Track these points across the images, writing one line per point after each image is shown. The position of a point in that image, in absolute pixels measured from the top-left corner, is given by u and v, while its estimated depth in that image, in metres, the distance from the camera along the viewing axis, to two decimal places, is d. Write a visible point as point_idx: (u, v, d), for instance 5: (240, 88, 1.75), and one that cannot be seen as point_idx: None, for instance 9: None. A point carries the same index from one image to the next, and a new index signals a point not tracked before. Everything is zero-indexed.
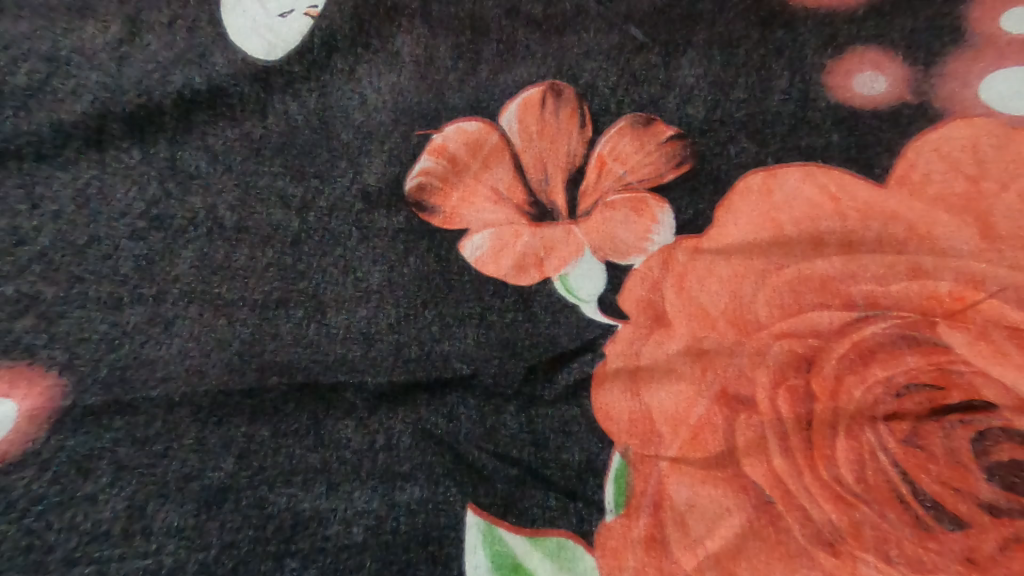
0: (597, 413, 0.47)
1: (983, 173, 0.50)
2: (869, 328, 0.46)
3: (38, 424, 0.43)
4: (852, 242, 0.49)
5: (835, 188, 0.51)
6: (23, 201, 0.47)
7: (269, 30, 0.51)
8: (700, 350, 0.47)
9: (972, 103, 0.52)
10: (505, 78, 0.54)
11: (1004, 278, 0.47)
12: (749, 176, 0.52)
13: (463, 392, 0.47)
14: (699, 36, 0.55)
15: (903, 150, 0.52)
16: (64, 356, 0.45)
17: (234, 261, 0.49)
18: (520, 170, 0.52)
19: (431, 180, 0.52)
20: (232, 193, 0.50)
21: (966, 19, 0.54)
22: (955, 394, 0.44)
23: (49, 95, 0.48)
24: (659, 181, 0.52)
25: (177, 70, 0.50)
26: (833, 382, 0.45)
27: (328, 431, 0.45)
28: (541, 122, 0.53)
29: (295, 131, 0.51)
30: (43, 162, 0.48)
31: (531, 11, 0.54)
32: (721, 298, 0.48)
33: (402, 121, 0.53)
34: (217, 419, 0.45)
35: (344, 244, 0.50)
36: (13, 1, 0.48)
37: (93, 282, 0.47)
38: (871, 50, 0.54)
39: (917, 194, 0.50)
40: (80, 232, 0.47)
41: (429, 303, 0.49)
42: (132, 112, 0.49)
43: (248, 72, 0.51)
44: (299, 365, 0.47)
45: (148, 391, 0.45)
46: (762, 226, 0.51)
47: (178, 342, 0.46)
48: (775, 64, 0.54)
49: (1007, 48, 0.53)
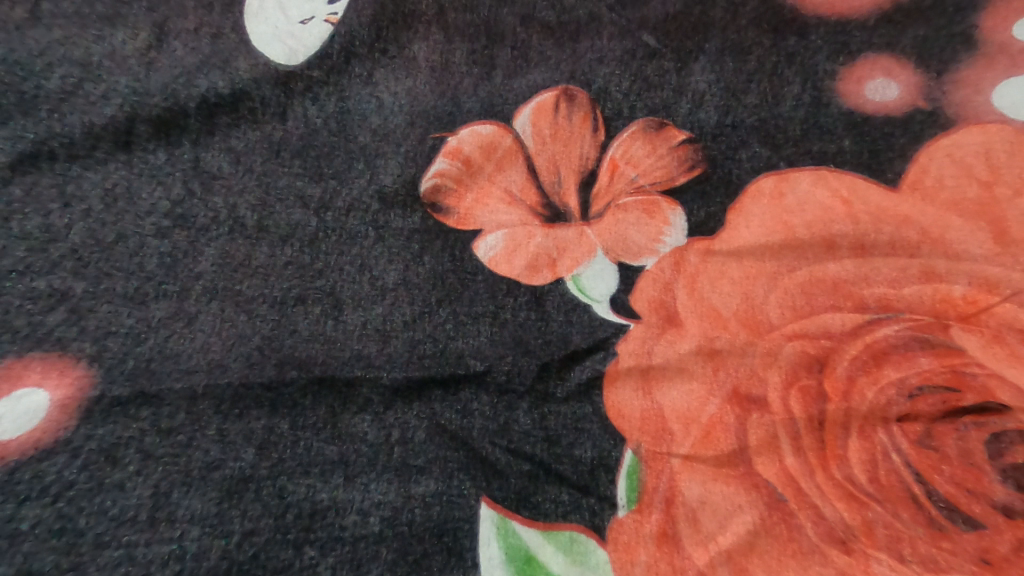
0: (609, 411, 0.47)
1: (995, 178, 0.50)
2: (881, 330, 0.46)
3: (70, 413, 0.44)
4: (864, 245, 0.50)
5: (847, 192, 0.52)
6: (53, 199, 0.48)
7: (290, 36, 0.53)
8: (711, 351, 0.48)
9: (985, 110, 0.53)
10: (519, 83, 0.55)
11: (1018, 282, 0.47)
12: (761, 180, 0.53)
13: (477, 388, 0.48)
14: (712, 43, 0.56)
15: (915, 155, 0.52)
16: (92, 349, 0.46)
17: (254, 259, 0.50)
18: (533, 172, 0.53)
19: (446, 181, 0.53)
20: (253, 193, 0.51)
21: (978, 28, 0.54)
22: (969, 396, 0.44)
23: (81, 98, 0.49)
24: (671, 184, 0.53)
25: (201, 75, 0.51)
26: (846, 383, 0.45)
27: (344, 424, 0.46)
28: (555, 126, 0.54)
29: (314, 133, 0.53)
30: (73, 163, 0.49)
31: (546, 17, 0.55)
32: (733, 300, 0.49)
33: (417, 125, 0.54)
34: (238, 411, 0.45)
35: (361, 243, 0.51)
36: (45, 9, 0.49)
37: (120, 278, 0.48)
38: (882, 58, 0.55)
39: (930, 199, 0.51)
40: (108, 229, 0.48)
41: (444, 301, 0.50)
42: (160, 114, 0.51)
43: (269, 76, 0.52)
44: (316, 360, 0.48)
45: (171, 384, 0.46)
46: (774, 229, 0.51)
47: (200, 337, 0.47)
48: (787, 71, 0.55)
49: (1019, 56, 0.54)
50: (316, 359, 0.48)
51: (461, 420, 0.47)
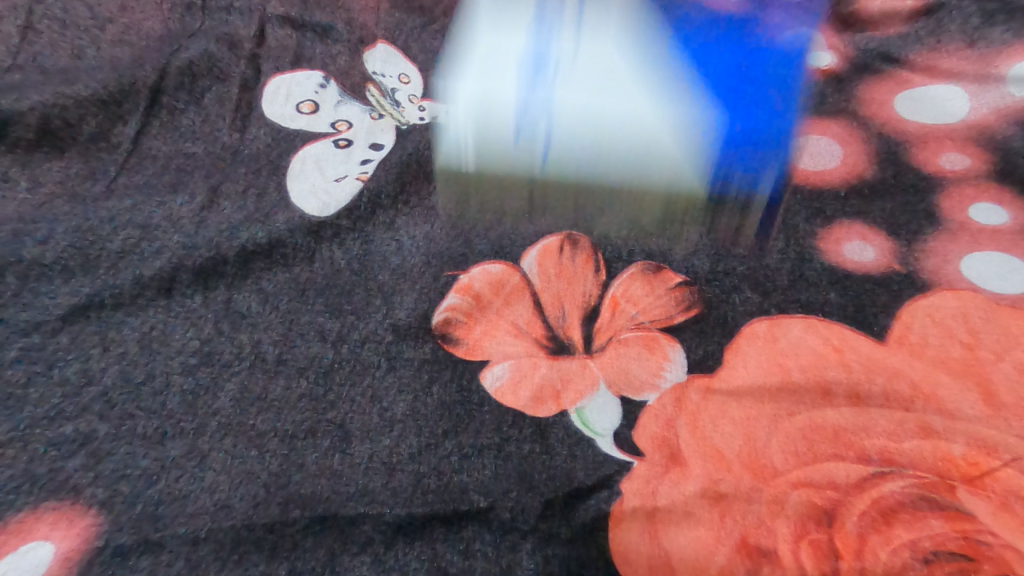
0: (615, 554, 0.45)
1: (978, 341, 0.54)
2: (887, 485, 0.46)
3: (69, 567, 0.42)
4: (859, 394, 0.51)
5: (838, 340, 0.55)
6: (94, 344, 0.52)
7: (324, 192, 0.63)
8: (717, 493, 0.47)
9: (956, 277, 0.58)
10: (526, 229, 0.64)
11: (1015, 447, 0.48)
12: (755, 323, 0.57)
13: (480, 526, 0.46)
14: (701, 201, 0.65)
15: (899, 312, 0.56)
16: (104, 494, 0.45)
17: (272, 392, 0.51)
18: (539, 308, 0.58)
19: (457, 315, 0.57)
20: (276, 330, 0.55)
21: (938, 207, 0.62)
22: (988, 567, 0.42)
23: (137, 256, 0.57)
24: (669, 322, 0.57)
25: (244, 229, 0.60)
26: (857, 540, 0.44)
27: (343, 569, 0.44)
28: (559, 266, 0.61)
29: (338, 274, 0.59)
30: (119, 310, 0.54)
31: (548, 199, 0.66)
32: (735, 442, 0.50)
33: (433, 264, 0.61)
34: (237, 556, 0.43)
35: (372, 373, 0.53)
36: (124, 185, 0.61)
37: (142, 418, 0.49)
38: (856, 224, 0.62)
39: (917, 354, 0.53)
40: (139, 369, 0.51)
41: (450, 432, 0.51)
42: (203, 263, 0.57)
43: (303, 226, 0.61)
44: (321, 496, 0.47)
45: (177, 528, 0.44)
46: (770, 371, 0.53)
47: (211, 476, 0.47)
48: (770, 229, 0.63)
49: (980, 234, 0.60)
50: (336, 482, 0.47)
51: (466, 555, 0.45)
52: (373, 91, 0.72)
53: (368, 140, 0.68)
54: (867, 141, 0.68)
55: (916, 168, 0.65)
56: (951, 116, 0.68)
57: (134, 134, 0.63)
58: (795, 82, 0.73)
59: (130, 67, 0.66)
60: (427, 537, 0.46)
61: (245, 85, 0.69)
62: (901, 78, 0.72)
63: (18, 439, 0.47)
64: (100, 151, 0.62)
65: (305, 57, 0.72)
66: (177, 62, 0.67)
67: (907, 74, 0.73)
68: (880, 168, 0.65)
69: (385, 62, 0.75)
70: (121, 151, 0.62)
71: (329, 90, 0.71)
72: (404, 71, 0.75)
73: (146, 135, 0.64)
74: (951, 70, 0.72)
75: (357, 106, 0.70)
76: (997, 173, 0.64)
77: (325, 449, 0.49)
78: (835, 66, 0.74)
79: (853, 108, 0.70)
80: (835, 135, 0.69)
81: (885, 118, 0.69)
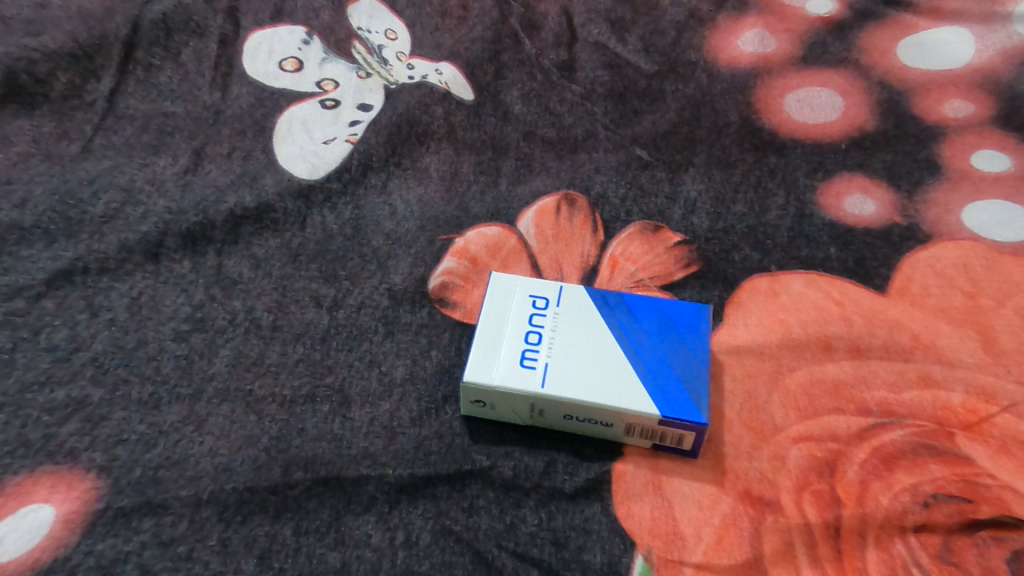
0: (619, 506, 0.46)
1: (979, 290, 0.53)
2: (887, 434, 0.47)
3: (72, 528, 0.42)
4: (859, 348, 0.51)
5: (838, 295, 0.54)
6: (82, 310, 0.50)
7: (313, 154, 0.61)
8: (719, 447, 0.47)
9: (957, 228, 0.57)
10: (522, 190, 0.63)
11: (1014, 393, 0.48)
12: (755, 280, 0.56)
13: (483, 484, 0.46)
14: (700, 158, 0.64)
15: (900, 264, 0.56)
16: (102, 459, 0.45)
17: (268, 358, 0.50)
18: (538, 269, 0.57)
19: (453, 279, 0.56)
20: (270, 295, 0.54)
21: (940, 156, 0.61)
22: (986, 508, 0.43)
23: (120, 220, 0.55)
24: (669, 280, 0.56)
25: (231, 193, 0.58)
26: (858, 487, 0.45)
27: (348, 527, 0.44)
28: (557, 227, 0.60)
29: (331, 238, 0.57)
30: (105, 275, 0.52)
31: (543, 159, 0.65)
32: (737, 397, 0.50)
33: (427, 228, 0.59)
34: (241, 517, 0.43)
35: (370, 338, 0.52)
36: (102, 146, 0.58)
37: (137, 384, 0.48)
38: (857, 177, 0.61)
39: (918, 304, 0.53)
40: (129, 336, 0.50)
41: (450, 396, 0.50)
42: (190, 227, 0.55)
43: (292, 189, 0.59)
44: (322, 459, 0.46)
45: (178, 491, 0.44)
46: (772, 327, 0.53)
47: (210, 440, 0.46)
48: (770, 184, 0.62)
49: (981, 182, 0.59)
50: (337, 445, 0.47)
51: (471, 512, 0.45)
52: (358, 48, 0.69)
53: (355, 99, 0.65)
54: (868, 91, 0.66)
55: (919, 117, 0.64)
56: (954, 61, 0.67)
57: (109, 91, 0.60)
58: (796, 31, 0.71)
59: (99, 20, 0.62)
60: (430, 496, 0.46)
61: (224, 41, 0.65)
62: (905, 23, 0.70)
63: (9, 405, 0.46)
64: (73, 110, 0.59)
65: (285, 11, 0.69)
66: (150, 16, 0.64)
67: (911, 19, 0.70)
68: (882, 118, 0.64)
69: (369, 17, 0.71)
70: (96, 110, 0.59)
71: (313, 47, 0.67)
72: (390, 26, 0.71)
73: (121, 93, 0.61)
74: (956, 11, 0.69)
75: (343, 64, 0.67)
76: (1000, 120, 0.63)
77: (325, 413, 0.48)
78: (836, 14, 0.72)
79: (855, 56, 0.68)
80: (836, 86, 0.67)
81: (887, 67, 0.67)
